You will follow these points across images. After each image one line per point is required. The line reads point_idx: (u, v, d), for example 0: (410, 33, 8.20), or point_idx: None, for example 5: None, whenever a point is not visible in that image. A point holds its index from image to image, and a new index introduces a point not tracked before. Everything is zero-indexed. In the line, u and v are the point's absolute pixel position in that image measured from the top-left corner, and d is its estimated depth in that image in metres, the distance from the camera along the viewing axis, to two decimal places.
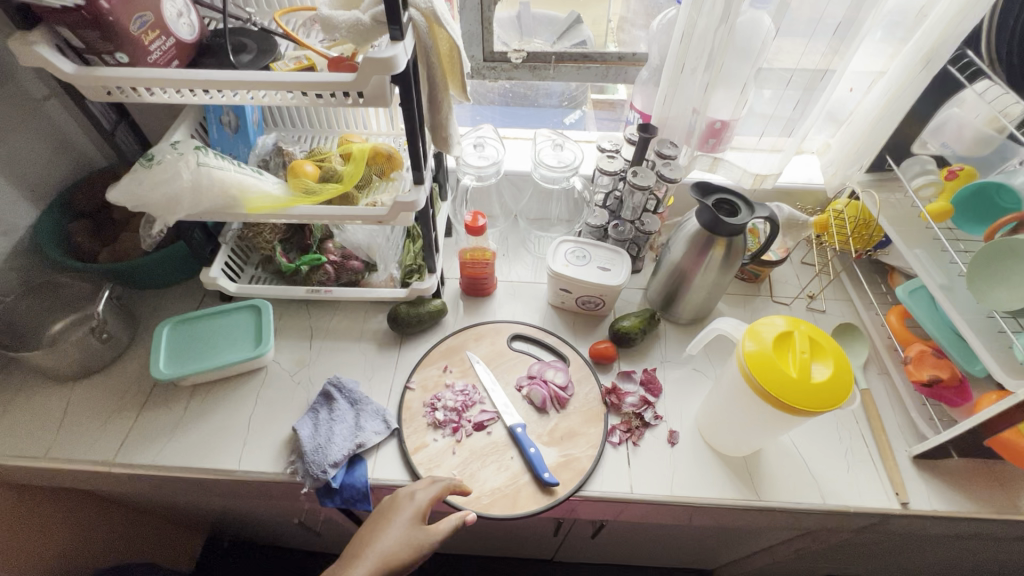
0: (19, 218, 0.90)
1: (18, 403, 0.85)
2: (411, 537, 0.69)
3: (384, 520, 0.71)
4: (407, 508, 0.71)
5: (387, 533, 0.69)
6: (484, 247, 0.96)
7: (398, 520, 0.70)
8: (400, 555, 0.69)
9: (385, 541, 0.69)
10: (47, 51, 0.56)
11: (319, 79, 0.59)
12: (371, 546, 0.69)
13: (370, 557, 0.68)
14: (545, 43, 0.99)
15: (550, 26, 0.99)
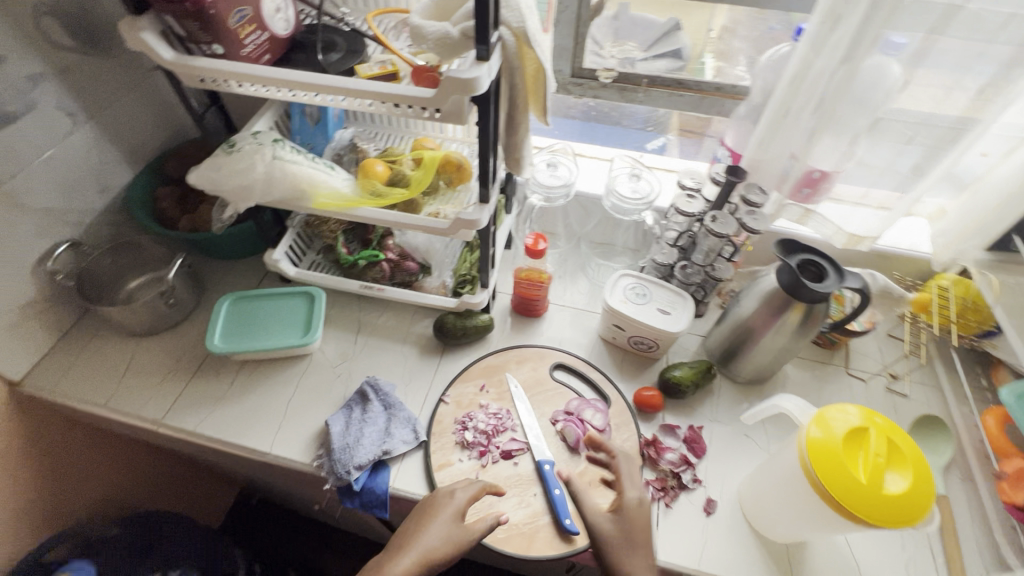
0: (116, 178, 0.97)
1: (90, 351, 0.92)
2: (455, 535, 0.68)
3: (426, 516, 0.70)
4: (448, 507, 0.71)
5: (432, 528, 0.68)
6: (541, 269, 0.93)
7: (441, 517, 0.69)
8: (443, 555, 0.67)
9: (429, 536, 0.67)
10: (152, 38, 0.59)
11: (399, 91, 0.57)
12: (415, 542, 0.67)
13: (413, 552, 0.66)
14: (639, 47, 0.92)
15: (647, 32, 0.91)
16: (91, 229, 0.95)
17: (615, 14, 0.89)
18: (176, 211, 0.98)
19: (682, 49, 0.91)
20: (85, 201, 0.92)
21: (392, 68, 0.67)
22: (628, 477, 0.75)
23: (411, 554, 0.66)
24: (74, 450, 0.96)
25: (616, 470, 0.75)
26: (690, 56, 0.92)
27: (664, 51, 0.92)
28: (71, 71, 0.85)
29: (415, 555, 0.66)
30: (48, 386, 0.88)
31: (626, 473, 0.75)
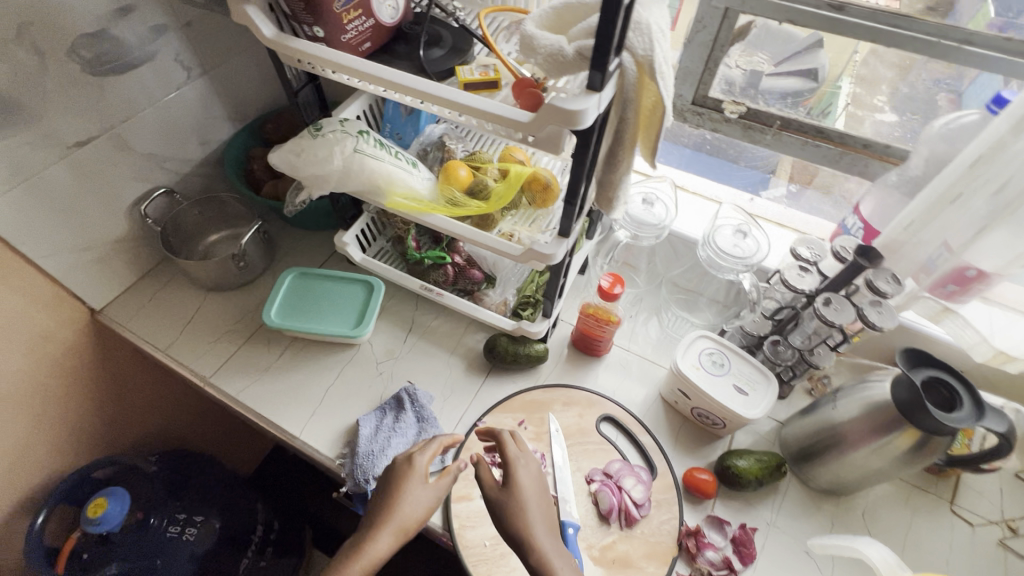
0: (216, 132, 1.00)
1: (164, 293, 0.97)
2: (429, 496, 0.65)
3: (394, 487, 0.65)
4: (414, 474, 0.66)
5: (407, 500, 0.64)
6: (610, 309, 0.84)
7: (411, 485, 0.65)
8: (417, 522, 0.63)
9: (406, 505, 0.64)
10: (257, 12, 0.57)
11: (492, 110, 0.51)
12: (392, 513, 0.63)
13: (391, 523, 0.62)
14: (767, 61, 0.79)
15: (784, 45, 0.77)
16: (186, 179, 0.99)
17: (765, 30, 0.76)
18: (265, 175, 1.00)
19: (818, 70, 0.78)
20: (185, 151, 0.96)
21: (495, 75, 0.61)
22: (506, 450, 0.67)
23: (387, 531, 0.62)
24: (131, 377, 1.02)
25: (499, 443, 0.68)
26: (826, 77, 0.78)
27: (793, 69, 0.79)
28: (193, 25, 0.87)
29: (393, 530, 0.62)
30: (121, 320, 0.94)
31: (513, 443, 0.68)
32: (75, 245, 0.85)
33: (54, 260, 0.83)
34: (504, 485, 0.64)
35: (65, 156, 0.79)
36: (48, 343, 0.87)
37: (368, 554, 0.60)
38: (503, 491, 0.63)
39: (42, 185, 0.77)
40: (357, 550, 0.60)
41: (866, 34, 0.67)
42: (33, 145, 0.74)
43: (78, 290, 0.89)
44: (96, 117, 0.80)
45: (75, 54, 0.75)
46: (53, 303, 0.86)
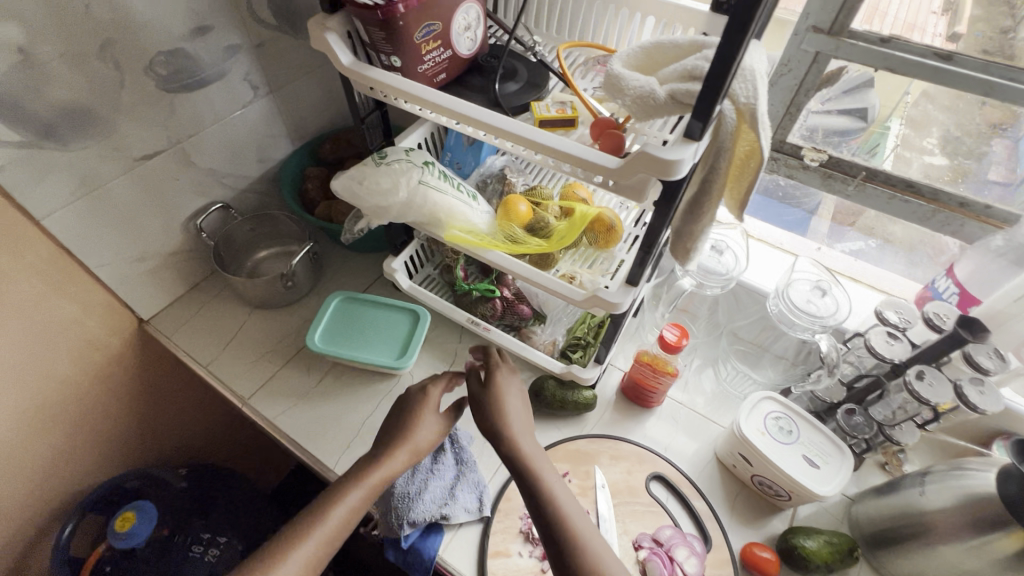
0: (275, 150, 1.01)
1: (210, 307, 0.97)
2: (438, 425, 0.71)
3: (410, 415, 0.70)
4: (427, 403, 0.71)
5: (421, 426, 0.69)
6: (669, 359, 0.78)
7: (426, 415, 0.70)
8: (426, 445, 0.69)
9: (420, 433, 0.68)
10: (336, 40, 0.55)
11: (575, 151, 0.48)
12: (407, 438, 0.67)
13: (406, 447, 0.67)
14: (818, 100, 0.74)
15: (836, 85, 0.72)
16: (242, 195, 0.99)
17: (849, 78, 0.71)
18: (319, 195, 1.00)
19: (868, 109, 0.73)
20: (244, 167, 0.96)
21: (572, 112, 0.58)
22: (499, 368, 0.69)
23: (405, 450, 0.67)
24: (170, 388, 1.02)
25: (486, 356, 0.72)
26: (874, 117, 0.74)
27: (844, 107, 0.75)
28: (264, 47, 0.88)
29: (407, 449, 0.67)
30: (167, 332, 0.94)
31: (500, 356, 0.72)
32: (132, 255, 0.86)
33: (110, 269, 0.84)
34: (493, 397, 0.66)
35: (132, 169, 0.79)
36: (95, 350, 0.87)
37: (386, 468, 0.65)
38: (487, 395, 0.67)
39: (107, 195, 0.78)
40: (374, 462, 0.65)
41: (978, 87, 0.61)
42: (102, 157, 0.75)
43: (130, 300, 0.90)
44: (164, 132, 0.81)
45: (152, 71, 0.76)
46: (105, 312, 0.87)
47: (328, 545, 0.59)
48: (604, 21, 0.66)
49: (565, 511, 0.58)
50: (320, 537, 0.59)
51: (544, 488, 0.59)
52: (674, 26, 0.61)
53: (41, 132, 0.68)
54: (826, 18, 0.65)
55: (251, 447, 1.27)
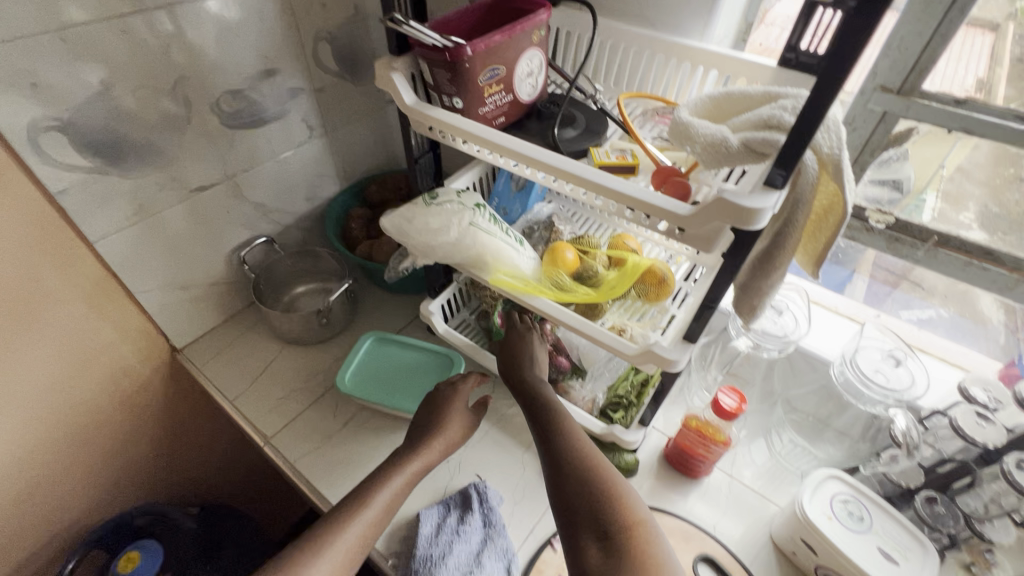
0: (324, 189, 1.03)
1: (243, 340, 0.96)
2: (467, 420, 0.75)
3: (442, 408, 0.74)
4: (458, 397, 0.76)
5: (453, 421, 0.73)
6: (721, 426, 0.72)
7: (458, 409, 0.74)
8: (456, 437, 0.73)
9: (454, 428, 0.73)
10: (401, 80, 0.56)
11: (641, 195, 0.46)
12: (440, 430, 0.72)
13: (440, 439, 0.71)
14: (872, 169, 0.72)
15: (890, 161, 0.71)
16: (287, 231, 1.00)
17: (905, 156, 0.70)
18: (362, 234, 1.00)
19: (904, 181, 0.72)
20: (292, 204, 0.98)
21: (633, 160, 0.56)
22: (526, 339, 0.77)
23: (439, 440, 0.71)
24: (194, 420, 1.00)
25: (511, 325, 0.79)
26: (910, 189, 0.72)
27: (885, 182, 0.73)
28: (324, 90, 0.92)
29: (442, 441, 0.71)
30: (197, 363, 0.92)
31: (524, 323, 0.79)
32: (175, 283, 0.86)
33: (152, 296, 0.84)
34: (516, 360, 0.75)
35: (186, 199, 0.81)
36: (125, 376, 0.86)
37: (423, 456, 0.69)
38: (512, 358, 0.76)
39: (160, 223, 0.80)
40: (412, 453, 0.70)
41: None
42: (160, 186, 0.77)
43: (166, 328, 0.89)
44: (221, 166, 0.83)
45: (217, 109, 0.79)
46: (141, 338, 0.86)
47: (371, 530, 0.62)
48: (664, 74, 0.65)
49: (579, 442, 0.62)
50: (363, 523, 0.62)
51: (559, 424, 0.65)
52: (739, 79, 0.60)
53: (107, 159, 0.70)
54: (895, 78, 0.63)
55: (265, 489, 1.22)
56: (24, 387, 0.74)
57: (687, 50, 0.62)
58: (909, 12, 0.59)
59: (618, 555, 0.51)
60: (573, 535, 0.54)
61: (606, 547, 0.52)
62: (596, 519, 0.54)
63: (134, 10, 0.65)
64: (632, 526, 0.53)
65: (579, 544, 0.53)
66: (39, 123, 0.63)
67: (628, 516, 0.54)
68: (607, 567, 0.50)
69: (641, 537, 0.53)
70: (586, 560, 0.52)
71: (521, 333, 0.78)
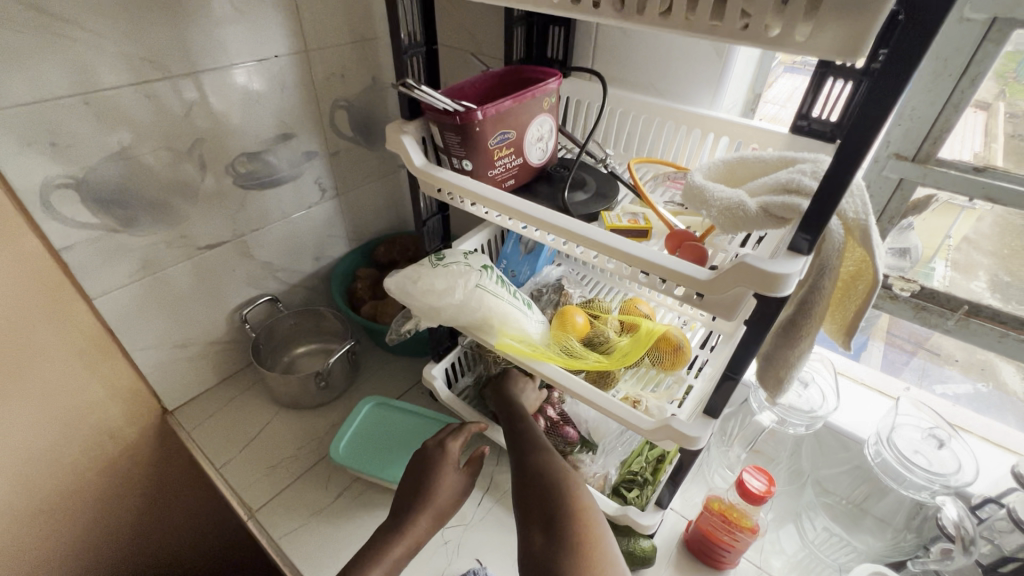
0: (333, 248, 1.03)
1: (237, 402, 0.92)
2: (459, 485, 0.68)
3: (429, 471, 0.68)
4: (446, 459, 0.68)
5: (442, 485, 0.67)
6: (746, 510, 0.66)
7: (447, 470, 0.68)
8: (449, 504, 0.66)
9: (441, 491, 0.66)
10: (411, 143, 0.56)
11: (656, 258, 0.43)
12: (428, 498, 0.65)
13: (429, 511, 0.65)
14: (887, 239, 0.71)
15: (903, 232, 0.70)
16: (292, 290, 0.99)
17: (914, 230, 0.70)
18: (367, 295, 0.98)
19: (912, 250, 0.71)
20: (299, 263, 0.98)
21: (645, 224, 0.55)
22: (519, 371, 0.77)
23: (431, 510, 0.65)
24: (179, 488, 0.93)
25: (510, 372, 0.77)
26: (919, 257, 0.71)
27: (897, 253, 0.72)
28: (338, 154, 0.94)
29: (432, 513, 0.65)
30: (187, 426, 0.88)
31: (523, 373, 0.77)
32: (172, 341, 0.84)
33: (148, 355, 0.81)
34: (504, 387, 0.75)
35: (192, 257, 0.80)
36: (110, 440, 0.82)
37: (412, 532, 0.63)
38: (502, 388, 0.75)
39: (163, 281, 0.78)
40: (402, 531, 0.63)
41: None
42: (168, 244, 0.77)
43: (160, 389, 0.86)
44: (230, 225, 0.83)
45: (232, 169, 0.80)
46: (132, 399, 0.83)
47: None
48: (674, 140, 0.65)
49: (542, 443, 0.63)
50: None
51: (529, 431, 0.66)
52: (750, 145, 0.59)
53: (116, 216, 0.70)
54: (909, 146, 0.62)
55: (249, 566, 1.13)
56: (1, 450, 0.70)
57: (696, 117, 0.62)
58: (920, 83, 0.59)
59: (561, 543, 0.50)
60: (522, 526, 0.54)
61: (549, 534, 0.51)
62: (544, 507, 0.54)
63: (161, 76, 0.68)
64: (579, 512, 0.53)
65: (527, 534, 0.53)
66: (52, 181, 0.63)
67: (577, 502, 0.54)
68: (551, 550, 0.50)
69: (589, 520, 0.52)
70: (531, 547, 0.51)
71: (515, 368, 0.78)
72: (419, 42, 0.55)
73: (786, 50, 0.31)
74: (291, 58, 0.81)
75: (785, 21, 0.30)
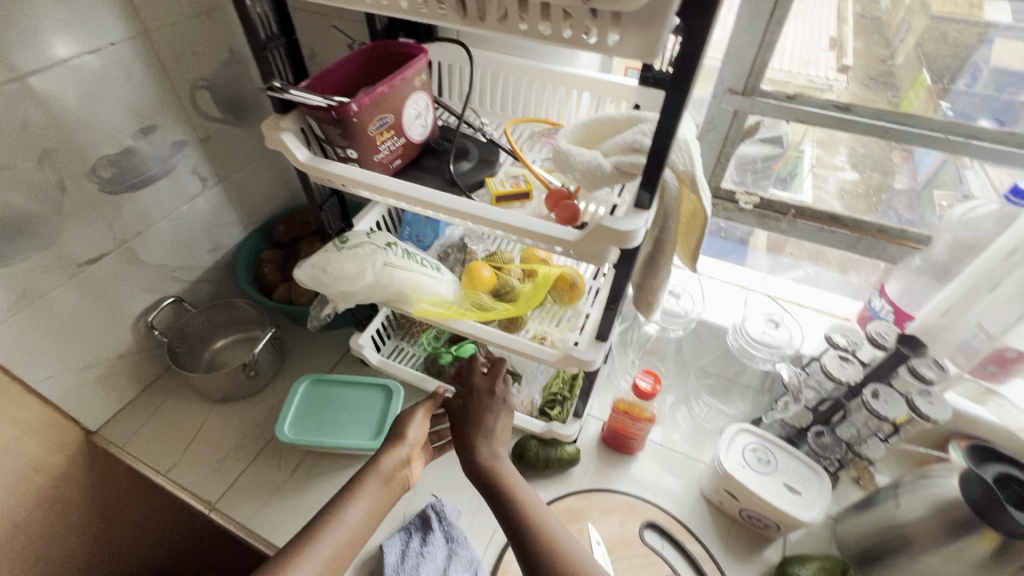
0: (228, 237, 1.00)
1: (166, 408, 0.91)
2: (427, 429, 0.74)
3: (399, 429, 0.71)
4: (416, 422, 0.71)
5: (413, 430, 0.71)
6: (644, 404, 0.81)
7: (417, 425, 0.71)
8: (417, 443, 0.71)
9: (412, 435, 0.71)
10: (291, 138, 0.57)
11: (533, 227, 0.51)
12: (401, 443, 0.70)
13: (402, 448, 0.69)
14: (739, 155, 0.82)
15: (765, 134, 0.79)
16: (194, 286, 0.96)
17: (769, 123, 0.77)
18: (276, 278, 0.98)
19: (782, 137, 0.78)
20: (195, 257, 0.94)
21: (526, 186, 0.61)
22: (478, 405, 0.69)
23: (401, 449, 0.69)
24: (124, 500, 0.93)
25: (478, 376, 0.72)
26: (789, 142, 0.78)
27: (738, 168, 0.83)
28: (211, 138, 0.89)
29: (401, 452, 0.69)
30: (118, 443, 0.87)
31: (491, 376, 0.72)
32: (78, 364, 0.81)
33: (55, 382, 0.78)
34: (478, 403, 0.69)
35: (76, 276, 0.76)
36: (37, 473, 0.80)
37: (384, 468, 0.67)
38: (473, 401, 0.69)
39: (49, 306, 0.74)
40: (374, 467, 0.67)
41: (875, 131, 0.70)
42: (44, 268, 0.72)
43: (77, 412, 0.84)
44: (110, 234, 0.79)
45: (95, 175, 0.74)
46: (50, 429, 0.80)
47: (351, 543, 0.61)
48: (543, 98, 0.70)
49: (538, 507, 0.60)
50: (333, 543, 0.60)
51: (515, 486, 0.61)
52: (608, 99, 0.66)
53: None
54: (738, 81, 0.73)
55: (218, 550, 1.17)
56: None
57: (559, 75, 0.67)
58: (740, 25, 0.68)
59: None
60: None
61: None
62: None
63: None
64: None
65: None
66: None
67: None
68: None
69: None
70: None
71: (471, 400, 0.69)
72: (276, 33, 0.56)
73: (604, 53, 0.38)
74: (130, 43, 0.73)
75: (600, 27, 0.36)
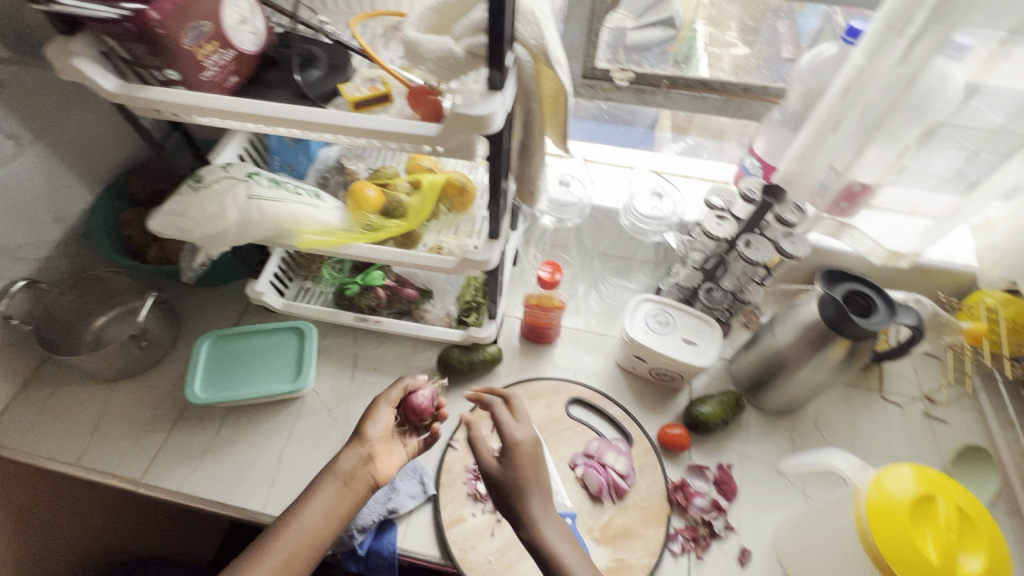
0: (72, 203, 0.87)
1: (56, 399, 0.84)
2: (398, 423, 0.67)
3: (363, 426, 0.64)
4: (380, 414, 0.65)
5: (375, 423, 0.65)
6: (552, 295, 0.84)
7: (382, 418, 0.65)
8: (383, 438, 0.65)
9: (374, 430, 0.64)
10: (90, 64, 0.49)
11: (390, 127, 0.48)
12: (361, 439, 0.63)
13: (363, 446, 0.63)
14: (609, 36, 0.80)
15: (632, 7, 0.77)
16: (47, 264, 0.85)
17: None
18: (145, 239, 0.87)
19: (673, 17, 0.78)
20: (35, 232, 0.82)
21: (384, 88, 0.57)
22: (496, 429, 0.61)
23: (360, 446, 0.63)
24: (40, 503, 0.87)
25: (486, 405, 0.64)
26: (681, 23, 0.78)
27: (610, 51, 0.82)
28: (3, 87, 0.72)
29: (362, 450, 0.63)
30: (12, 445, 0.80)
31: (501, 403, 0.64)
32: None
33: None
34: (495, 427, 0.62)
35: None
36: None
37: (342, 466, 0.61)
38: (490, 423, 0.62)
39: None
40: (331, 468, 0.61)
41: None
42: None
43: None
44: None
45: None
46: None
47: (307, 551, 0.56)
48: None
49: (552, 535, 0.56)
50: (286, 553, 0.55)
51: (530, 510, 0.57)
52: None
53: None
54: None
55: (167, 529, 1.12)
56: None
57: None
58: None
59: None
60: None
61: None
62: None
63: None
64: None
65: None
66: None
67: None
68: None
69: None
70: None
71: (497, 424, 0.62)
72: None
73: None
74: None
75: None
